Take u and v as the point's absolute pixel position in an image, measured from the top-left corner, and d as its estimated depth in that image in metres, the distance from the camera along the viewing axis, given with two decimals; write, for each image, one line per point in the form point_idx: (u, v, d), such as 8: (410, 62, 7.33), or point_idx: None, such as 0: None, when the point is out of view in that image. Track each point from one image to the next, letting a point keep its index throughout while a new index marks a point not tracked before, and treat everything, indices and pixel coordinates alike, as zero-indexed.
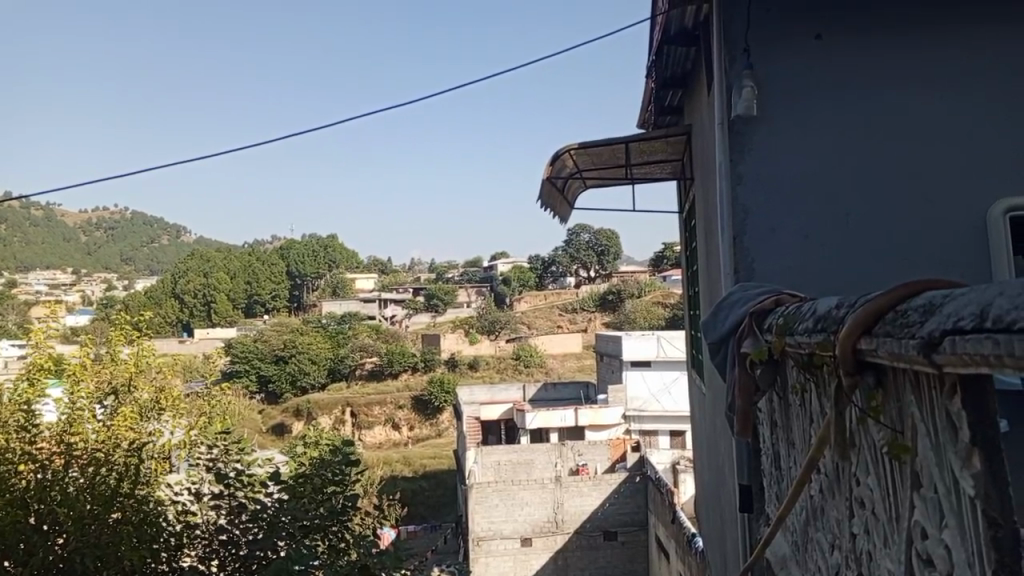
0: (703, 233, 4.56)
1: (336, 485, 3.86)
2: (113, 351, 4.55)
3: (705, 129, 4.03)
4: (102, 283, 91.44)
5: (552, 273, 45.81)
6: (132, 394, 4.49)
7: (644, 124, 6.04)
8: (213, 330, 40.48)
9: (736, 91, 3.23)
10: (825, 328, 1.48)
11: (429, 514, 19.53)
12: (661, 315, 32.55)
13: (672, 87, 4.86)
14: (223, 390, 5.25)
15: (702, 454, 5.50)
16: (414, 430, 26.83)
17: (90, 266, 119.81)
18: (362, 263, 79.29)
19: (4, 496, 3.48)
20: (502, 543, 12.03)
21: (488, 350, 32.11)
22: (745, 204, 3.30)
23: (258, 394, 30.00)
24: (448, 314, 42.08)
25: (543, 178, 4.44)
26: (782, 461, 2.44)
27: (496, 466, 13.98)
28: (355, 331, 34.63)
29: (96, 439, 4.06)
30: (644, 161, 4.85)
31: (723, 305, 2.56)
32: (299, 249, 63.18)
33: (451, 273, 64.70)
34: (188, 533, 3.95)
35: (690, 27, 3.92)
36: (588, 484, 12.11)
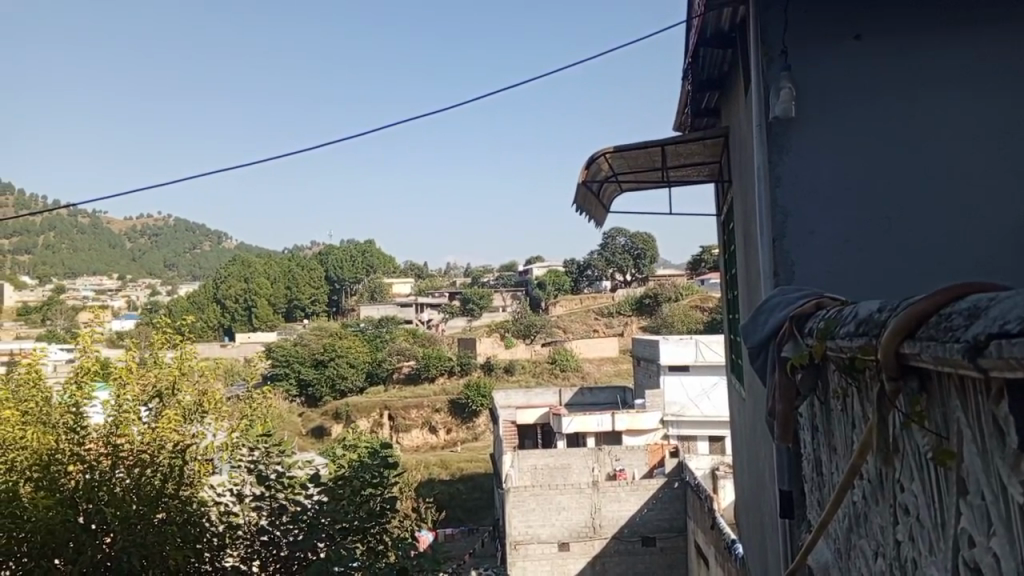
0: (742, 234, 4.50)
1: (375, 487, 3.88)
2: (157, 355, 4.62)
3: (744, 132, 3.98)
4: (146, 288, 93.63)
5: (588, 277, 45.51)
6: (175, 397, 4.55)
7: (680, 127, 5.99)
8: (254, 334, 41.25)
9: (774, 92, 3.19)
10: (867, 332, 1.46)
11: (465, 517, 19.63)
12: (699, 320, 32.20)
13: (708, 89, 4.83)
14: (265, 393, 5.29)
15: (743, 460, 5.44)
16: (451, 433, 26.94)
17: (135, 272, 122.86)
18: (399, 267, 79.74)
19: (55, 496, 3.62)
20: (539, 547, 12.04)
21: (524, 355, 32.09)
22: (784, 206, 3.26)
23: (298, 398, 30.46)
24: (484, 319, 42.18)
25: (578, 182, 4.45)
26: (824, 467, 2.40)
27: (532, 470, 13.99)
28: (392, 335, 34.95)
29: (142, 440, 4.15)
30: (680, 164, 4.83)
31: (763, 308, 2.53)
32: (337, 254, 63.99)
33: (487, 278, 64.73)
34: (231, 535, 4.02)
35: (727, 29, 3.90)
36: (625, 489, 12.04)
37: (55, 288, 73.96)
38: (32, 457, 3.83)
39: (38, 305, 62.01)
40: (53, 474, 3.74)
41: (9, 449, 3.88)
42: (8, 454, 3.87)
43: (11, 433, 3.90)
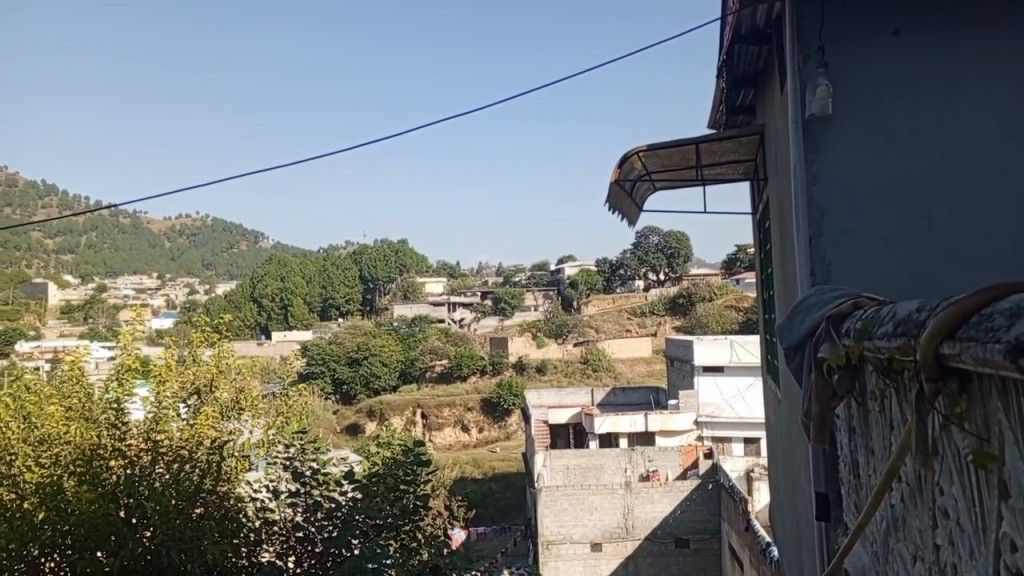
0: (777, 231, 4.45)
1: (407, 484, 3.92)
2: (194, 353, 4.70)
3: (779, 130, 3.94)
4: (186, 288, 95.40)
5: (621, 276, 45.20)
6: (213, 394, 4.62)
7: (715, 124, 5.93)
8: (290, 333, 41.83)
9: (811, 89, 3.15)
10: (906, 332, 1.44)
11: (498, 516, 19.69)
12: (734, 320, 31.81)
13: (744, 87, 4.78)
14: (300, 391, 5.35)
15: (778, 463, 5.37)
16: (483, 432, 27.04)
17: (175, 272, 125.22)
18: (432, 266, 80.03)
19: (97, 490, 3.71)
20: (571, 547, 12.03)
21: (556, 354, 32.05)
22: (820, 205, 3.23)
23: (333, 395, 30.87)
24: (516, 318, 42.21)
25: (611, 180, 4.44)
26: (860, 469, 2.37)
27: (564, 470, 13.97)
28: (424, 334, 35.16)
29: (181, 437, 4.23)
30: (715, 162, 4.79)
31: (800, 308, 2.50)
32: (370, 254, 64.49)
33: (519, 276, 64.63)
34: (267, 530, 4.06)
35: (762, 26, 3.86)
36: (658, 490, 11.96)
37: (97, 288, 75.73)
38: (76, 452, 3.95)
39: (82, 303, 63.53)
40: (96, 469, 3.83)
41: (54, 444, 4.00)
42: (53, 449, 3.98)
43: (57, 429, 4.03)
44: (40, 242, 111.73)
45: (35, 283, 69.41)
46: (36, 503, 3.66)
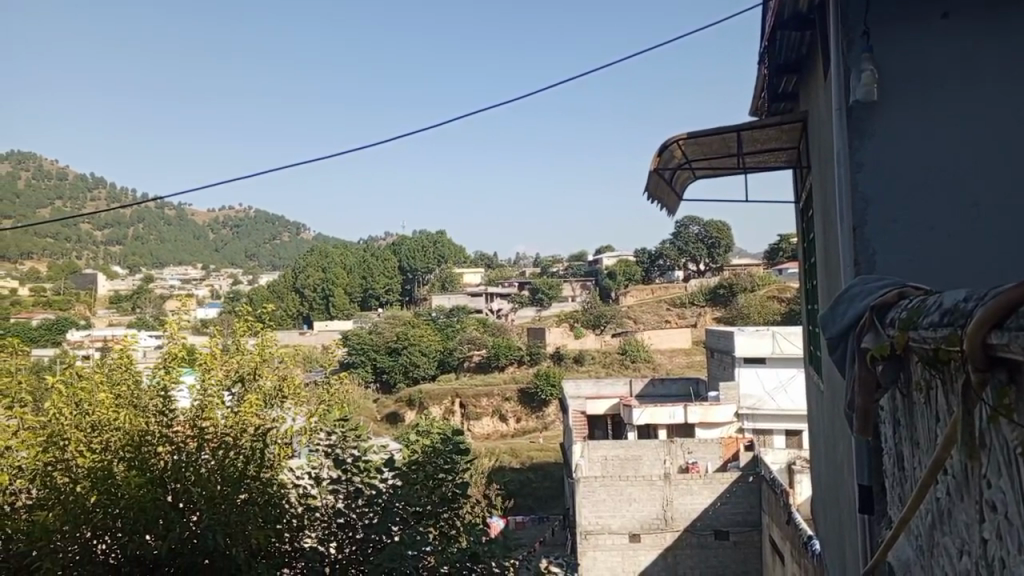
0: (821, 221, 4.38)
1: (447, 472, 3.94)
2: (239, 342, 4.80)
3: (823, 118, 3.87)
4: (230, 278, 97.35)
5: (660, 267, 44.77)
6: (256, 382, 4.71)
7: (757, 112, 5.85)
8: (331, 323, 42.44)
9: (856, 74, 3.08)
10: (953, 322, 1.41)
11: (536, 506, 19.74)
12: (777, 311, 31.30)
13: (786, 73, 4.71)
14: (342, 379, 5.42)
15: (820, 455, 5.30)
16: (521, 422, 27.12)
17: (220, 263, 127.79)
18: (470, 257, 80.08)
19: (145, 475, 3.82)
20: (609, 538, 12.02)
21: (594, 345, 31.93)
22: (865, 193, 3.16)
23: (373, 383, 31.30)
24: (554, 309, 42.14)
25: (651, 169, 4.40)
26: (905, 462, 2.34)
27: (603, 461, 13.96)
28: (463, 324, 35.35)
29: (226, 424, 4.34)
30: (758, 150, 4.72)
31: (843, 298, 2.47)
32: (409, 245, 64.95)
33: (557, 267, 64.31)
34: (309, 516, 4.13)
35: (805, 10, 3.79)
36: (698, 482, 11.90)
37: (145, 278, 77.69)
38: (125, 438, 4.07)
39: (130, 293, 65.15)
40: (144, 455, 3.95)
41: (105, 430, 4.13)
42: (104, 434, 4.12)
43: (107, 416, 4.17)
44: (90, 234, 114.94)
45: (86, 274, 71.53)
46: (88, 486, 3.78)
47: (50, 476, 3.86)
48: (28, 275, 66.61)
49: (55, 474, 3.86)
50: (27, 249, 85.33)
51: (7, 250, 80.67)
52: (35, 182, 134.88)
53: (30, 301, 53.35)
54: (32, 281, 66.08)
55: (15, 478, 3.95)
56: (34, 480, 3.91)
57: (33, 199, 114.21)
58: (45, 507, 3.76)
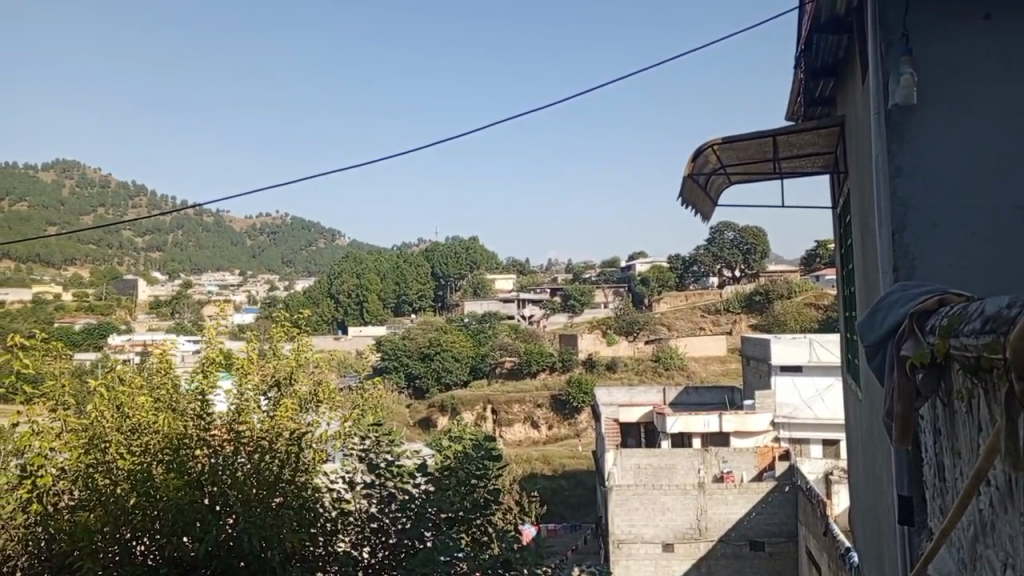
0: (859, 228, 4.32)
1: (479, 478, 3.94)
2: (275, 347, 4.87)
3: (862, 121, 3.81)
4: (267, 285, 98.81)
5: (694, 273, 44.35)
6: (292, 386, 4.77)
7: (793, 117, 5.78)
8: (365, 328, 42.82)
9: (895, 78, 3.03)
10: (994, 330, 1.40)
11: (568, 513, 19.65)
12: (814, 317, 30.78)
13: (822, 77, 4.65)
14: (376, 384, 5.46)
15: (858, 465, 5.21)
16: (553, 429, 27.02)
17: (256, 269, 129.60)
18: (503, 263, 80.05)
19: (183, 477, 3.88)
20: (643, 547, 11.90)
21: (627, 352, 31.74)
22: (904, 197, 3.11)
23: (406, 389, 31.69)
24: (586, 315, 41.98)
25: (685, 174, 4.38)
26: (946, 472, 2.29)
27: (636, 469, 13.85)
28: (495, 330, 35.41)
29: (262, 427, 4.40)
30: (794, 155, 4.66)
31: (881, 304, 2.43)
32: (442, 251, 65.16)
33: (590, 273, 63.96)
34: (343, 520, 4.15)
35: (842, 14, 3.75)
36: (733, 492, 11.73)
37: (184, 284, 79.24)
38: (164, 441, 4.16)
39: (170, 298, 66.40)
40: (182, 458, 4.02)
41: (144, 433, 4.23)
42: (144, 437, 4.21)
43: (147, 418, 4.27)
44: (132, 240, 117.53)
45: (126, 279, 73.14)
46: (127, 488, 3.86)
47: (92, 477, 3.95)
48: (71, 280, 68.37)
49: (96, 476, 3.96)
50: (70, 256, 87.58)
51: (52, 256, 82.87)
52: (79, 190, 138.41)
53: (73, 305, 54.73)
54: (75, 286, 67.93)
55: (58, 479, 4.06)
56: (77, 481, 4.00)
57: (77, 207, 117.20)
58: (87, 507, 3.85)
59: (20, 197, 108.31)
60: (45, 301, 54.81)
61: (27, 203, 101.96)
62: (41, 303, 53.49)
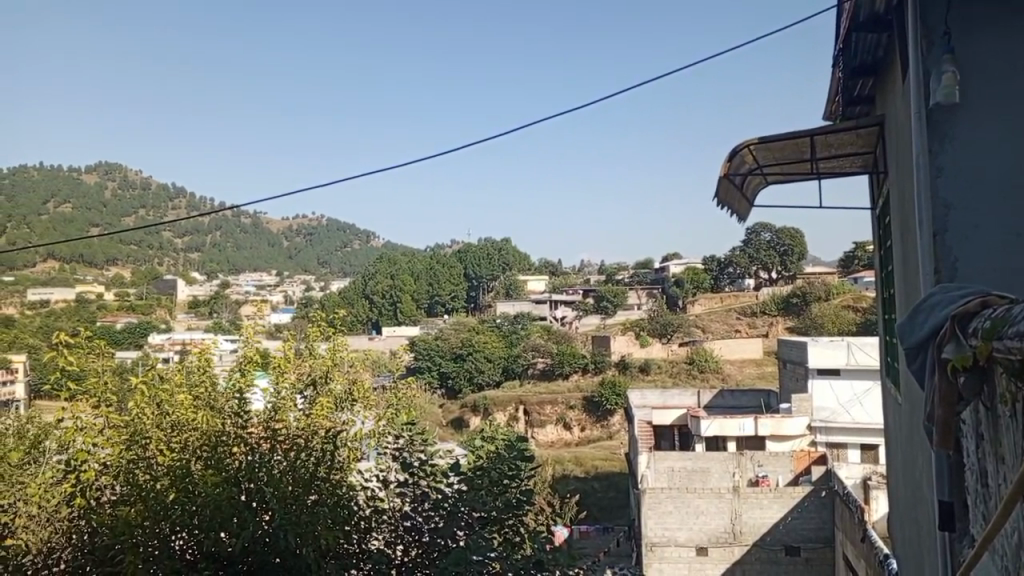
0: (899, 229, 4.25)
1: (511, 479, 3.94)
2: (312, 347, 4.95)
3: (902, 120, 3.74)
4: (303, 286, 100.17)
5: (729, 275, 43.88)
6: (328, 385, 4.83)
7: (832, 117, 5.70)
8: (399, 327, 43.28)
9: (936, 76, 2.98)
10: None
11: (600, 515, 19.62)
12: (852, 320, 30.19)
13: (862, 76, 4.59)
14: (410, 384, 5.49)
15: (897, 471, 5.12)
16: (586, 431, 26.96)
17: (293, 270, 131.38)
18: (535, 264, 79.96)
19: (221, 474, 3.94)
20: (676, 551, 11.82)
21: (660, 354, 31.52)
22: (945, 198, 3.05)
23: (439, 389, 32.13)
24: (619, 317, 41.79)
25: (720, 175, 4.34)
26: (989, 478, 2.24)
27: (669, 472, 13.77)
28: (527, 332, 35.43)
29: (298, 426, 4.46)
30: (832, 155, 4.60)
31: (921, 308, 2.39)
32: (475, 252, 65.31)
33: (623, 274, 63.49)
34: (377, 518, 4.18)
35: (882, 12, 3.70)
36: (768, 496, 11.59)
37: (222, 284, 80.81)
38: (203, 438, 4.23)
39: (208, 298, 67.61)
40: (220, 455, 4.08)
41: (184, 430, 4.32)
42: (183, 434, 4.30)
43: (186, 416, 4.36)
44: (172, 241, 120.11)
45: (167, 279, 74.63)
46: (167, 484, 3.95)
47: (132, 473, 4.03)
48: (114, 281, 70.12)
49: (137, 471, 4.04)
50: (112, 256, 89.63)
51: (95, 257, 84.89)
52: (123, 192, 141.86)
53: (115, 304, 56.15)
54: (116, 286, 69.64)
55: (101, 474, 4.15)
56: (119, 477, 4.09)
57: (119, 208, 120.07)
58: (128, 502, 3.92)
59: (65, 199, 111.20)
60: (89, 301, 56.27)
61: (72, 206, 104.78)
62: (86, 303, 54.97)
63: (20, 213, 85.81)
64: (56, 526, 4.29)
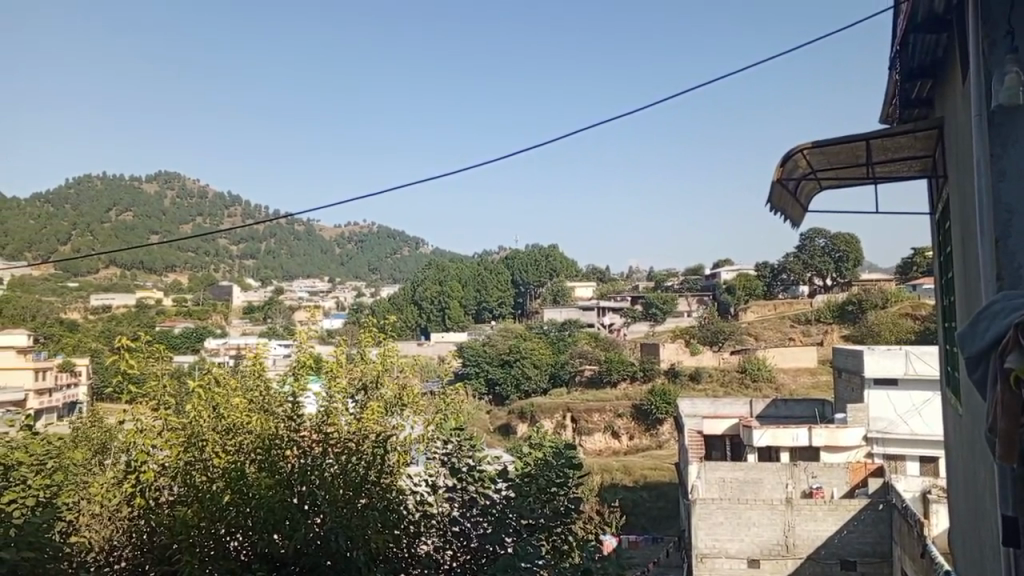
0: (959, 234, 4.14)
1: (559, 486, 3.93)
2: (363, 352, 5.06)
3: (962, 122, 3.65)
4: (355, 292, 101.76)
5: (783, 282, 43.09)
6: (379, 390, 4.91)
7: (888, 119, 5.57)
8: (447, 334, 43.58)
9: (998, 77, 2.90)
10: None
11: (650, 526, 19.40)
12: (911, 329, 29.23)
13: (919, 79, 4.48)
14: (458, 390, 5.54)
15: (959, 484, 4.96)
16: (634, 439, 26.76)
17: (344, 276, 133.29)
18: (584, 271, 79.51)
19: (274, 476, 4.02)
20: (727, 562, 11.63)
21: (711, 362, 31.09)
22: (1008, 202, 2.96)
23: (487, 395, 32.38)
24: (668, 324, 41.34)
25: (773, 180, 4.28)
26: None
27: (720, 482, 13.57)
28: (575, 338, 35.34)
29: (349, 429, 4.53)
30: (889, 158, 4.50)
31: (982, 314, 2.31)
32: (523, 259, 65.36)
33: (673, 281, 62.66)
34: (426, 523, 4.22)
35: (941, 13, 3.62)
36: (822, 508, 11.33)
37: (275, 290, 82.57)
38: (256, 440, 4.33)
39: (263, 304, 69.00)
40: (274, 457, 4.16)
41: (239, 432, 4.42)
42: (239, 436, 4.41)
43: (241, 419, 4.47)
44: (227, 248, 123.20)
45: (223, 286, 76.42)
46: (222, 485, 4.05)
47: (190, 474, 4.15)
48: (172, 287, 72.07)
49: (194, 472, 4.17)
50: (170, 262, 92.08)
51: (154, 264, 87.43)
52: (181, 199, 146.16)
53: (174, 310, 57.70)
54: (175, 292, 71.52)
55: (159, 475, 4.28)
56: (176, 477, 4.21)
57: (178, 216, 123.66)
58: (185, 502, 4.04)
59: (127, 207, 114.75)
60: (149, 306, 58.03)
61: (133, 214, 108.02)
62: (145, 308, 56.60)
63: (85, 222, 88.89)
64: (116, 524, 4.42)
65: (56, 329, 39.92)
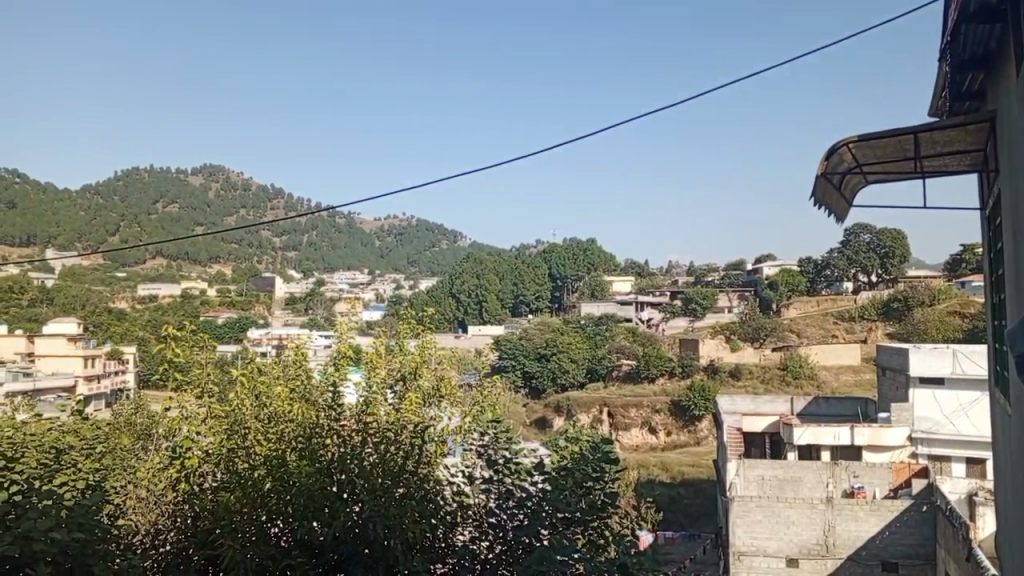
0: (1010, 229, 4.04)
1: (595, 480, 3.95)
2: (401, 343, 5.12)
3: (1014, 116, 3.56)
4: (394, 285, 102.74)
5: (826, 279, 42.29)
6: (416, 381, 4.97)
7: (937, 112, 5.44)
8: (485, 327, 43.61)
9: None
10: None
11: (687, 523, 19.26)
12: (959, 327, 28.48)
13: (970, 70, 4.37)
14: (495, 382, 5.56)
15: (1006, 484, 4.84)
16: (672, 436, 26.58)
17: (383, 269, 134.15)
18: (624, 265, 78.74)
19: (314, 464, 4.09)
20: (764, 561, 11.50)
21: (751, 358, 30.67)
22: None
23: (524, 388, 32.39)
24: (708, 320, 40.87)
25: (817, 174, 4.22)
26: None
27: (759, 480, 13.41)
28: (612, 333, 35.14)
29: (388, 419, 4.58)
30: (938, 153, 4.39)
31: None
32: (560, 253, 65.14)
33: (714, 276, 61.76)
34: (462, 513, 4.25)
35: (994, 3, 3.53)
36: (863, 508, 11.14)
37: (316, 281, 83.48)
38: (298, 429, 4.41)
39: (304, 296, 69.84)
40: (314, 445, 4.23)
41: (280, 421, 4.50)
42: (280, 425, 4.49)
43: (283, 408, 4.55)
44: (269, 239, 125.00)
45: (265, 278, 77.51)
46: (263, 473, 4.12)
47: (232, 461, 4.24)
48: (215, 278, 73.33)
49: (237, 459, 4.26)
50: (214, 254, 93.65)
51: (199, 255, 89.00)
52: (225, 190, 148.70)
53: (218, 300, 58.74)
54: (218, 282, 72.71)
55: (203, 461, 4.38)
56: (218, 463, 4.30)
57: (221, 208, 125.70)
58: (228, 488, 4.11)
59: (173, 200, 117.01)
60: (193, 296, 59.16)
61: (178, 206, 110.01)
62: (190, 299, 57.69)
63: (132, 214, 90.87)
64: (161, 508, 4.54)
65: (104, 318, 40.85)
